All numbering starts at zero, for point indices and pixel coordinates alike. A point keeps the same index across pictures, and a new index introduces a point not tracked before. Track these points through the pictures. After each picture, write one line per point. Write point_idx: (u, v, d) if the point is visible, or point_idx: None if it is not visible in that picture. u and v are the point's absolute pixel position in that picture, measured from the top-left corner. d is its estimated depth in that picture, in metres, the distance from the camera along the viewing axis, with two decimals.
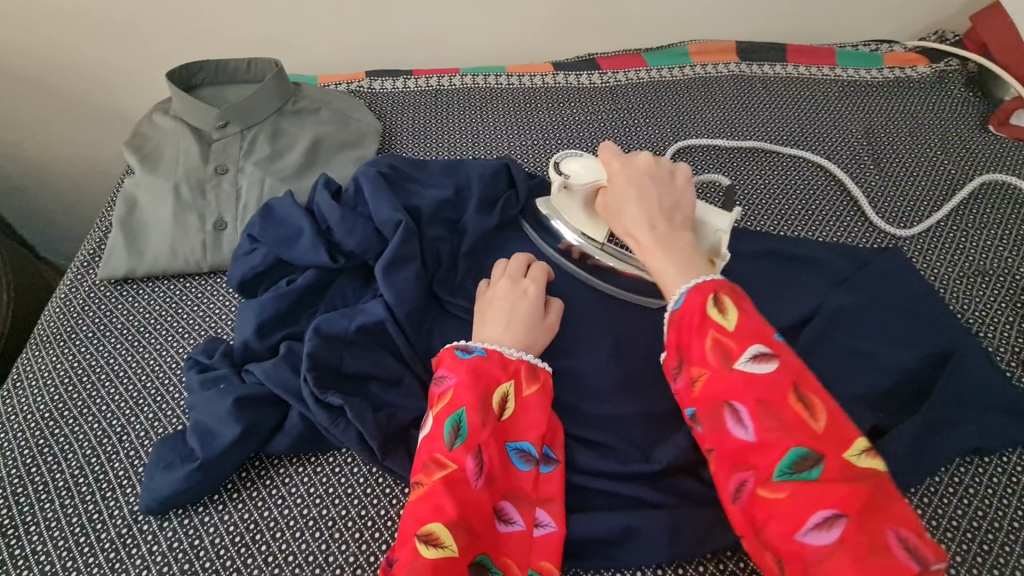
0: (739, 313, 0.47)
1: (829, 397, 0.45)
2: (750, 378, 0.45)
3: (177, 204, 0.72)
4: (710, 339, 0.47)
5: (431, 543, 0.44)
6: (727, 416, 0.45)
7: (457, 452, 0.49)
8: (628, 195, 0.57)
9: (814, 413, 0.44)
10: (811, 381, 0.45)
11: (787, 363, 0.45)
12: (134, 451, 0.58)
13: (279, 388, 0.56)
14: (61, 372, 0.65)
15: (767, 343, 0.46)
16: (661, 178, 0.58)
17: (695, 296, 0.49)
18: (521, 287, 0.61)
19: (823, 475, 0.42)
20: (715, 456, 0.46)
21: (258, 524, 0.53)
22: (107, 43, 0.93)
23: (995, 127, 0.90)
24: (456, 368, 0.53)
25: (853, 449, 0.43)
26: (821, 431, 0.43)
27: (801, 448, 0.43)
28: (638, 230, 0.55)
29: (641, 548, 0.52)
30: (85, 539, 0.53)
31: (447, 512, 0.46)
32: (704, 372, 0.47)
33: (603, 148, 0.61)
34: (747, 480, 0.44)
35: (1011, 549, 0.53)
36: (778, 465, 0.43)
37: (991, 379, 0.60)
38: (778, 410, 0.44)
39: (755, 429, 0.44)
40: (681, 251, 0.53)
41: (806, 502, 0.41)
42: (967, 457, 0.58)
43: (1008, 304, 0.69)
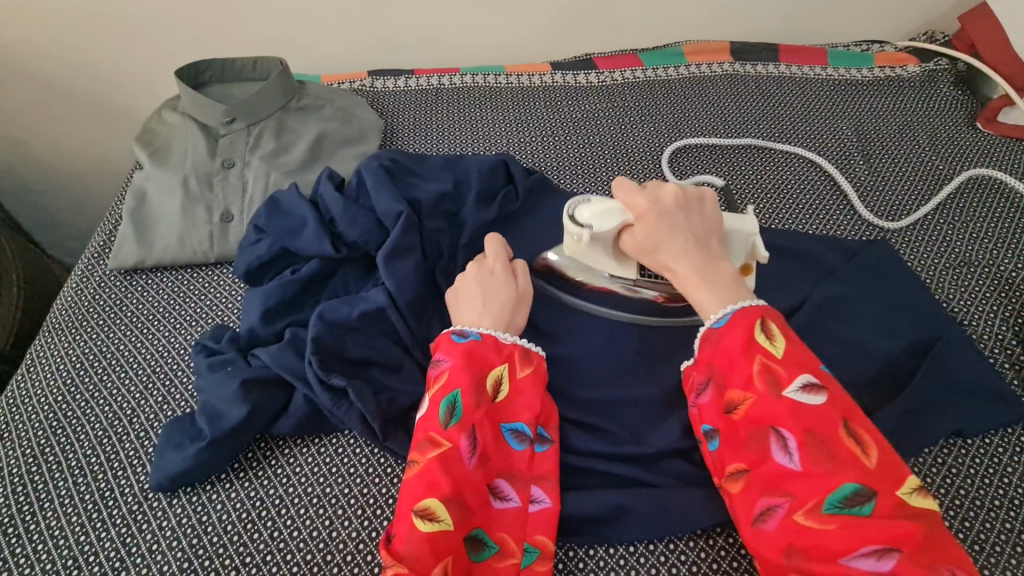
0: (787, 344, 0.50)
1: (878, 433, 0.47)
2: (799, 409, 0.47)
3: (185, 197, 0.74)
4: (759, 365, 0.49)
5: (426, 518, 0.47)
6: (773, 441, 0.47)
7: (450, 431, 0.51)
8: (662, 230, 0.57)
9: (865, 448, 0.46)
10: (861, 417, 0.48)
11: (835, 397, 0.48)
12: (144, 433, 0.60)
13: (283, 370, 0.58)
14: (73, 358, 0.67)
15: (816, 376, 0.49)
16: (691, 209, 0.59)
17: (741, 321, 0.52)
18: (487, 267, 0.63)
19: (875, 511, 0.44)
20: (751, 477, 0.48)
21: (264, 502, 0.55)
22: (115, 42, 0.96)
23: (982, 125, 0.92)
24: (452, 352, 0.55)
25: (905, 487, 0.45)
26: (873, 467, 0.45)
27: (854, 483, 0.45)
28: (676, 263, 0.57)
29: (633, 525, 0.54)
30: (97, 515, 0.55)
31: (442, 488, 0.48)
32: (750, 398, 0.49)
33: (620, 187, 0.61)
34: (782, 504, 0.46)
35: (991, 526, 0.55)
36: (830, 497, 0.45)
37: (973, 364, 0.63)
38: (828, 442, 0.46)
39: (803, 459, 0.46)
40: (721, 279, 0.55)
41: (855, 533, 0.43)
42: (950, 440, 0.60)
43: (992, 293, 0.71)
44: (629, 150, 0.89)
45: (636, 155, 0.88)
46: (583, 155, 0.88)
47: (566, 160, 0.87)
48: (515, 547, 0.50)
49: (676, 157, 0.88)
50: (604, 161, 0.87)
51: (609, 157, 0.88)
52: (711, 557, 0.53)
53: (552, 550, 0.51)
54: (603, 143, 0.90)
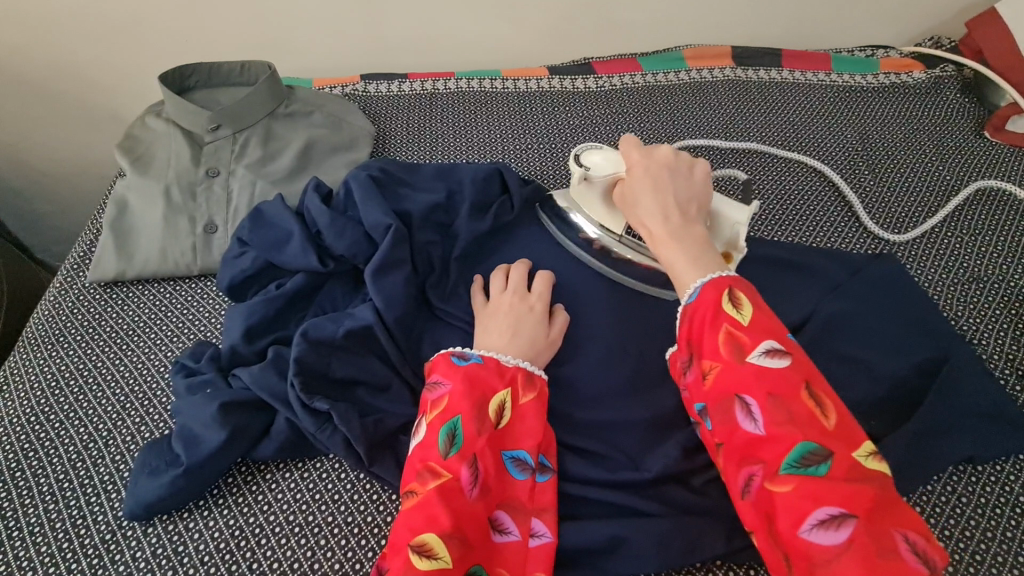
0: (753, 310, 0.48)
1: (839, 397, 0.45)
2: (762, 373, 0.45)
3: (168, 206, 0.72)
4: (724, 333, 0.47)
5: (424, 554, 0.44)
6: (738, 409, 0.45)
7: (451, 461, 0.48)
8: (644, 186, 0.57)
9: (824, 409, 0.44)
10: (821, 381, 0.46)
11: (799, 361, 0.46)
12: (120, 456, 0.58)
13: (266, 393, 0.56)
14: (48, 375, 0.64)
15: (781, 342, 0.47)
16: (678, 171, 0.59)
17: (709, 291, 0.50)
18: (527, 302, 0.60)
19: (830, 472, 0.41)
20: (726, 450, 0.46)
21: (244, 531, 0.53)
22: (101, 45, 0.93)
23: (991, 133, 0.90)
24: (451, 375, 0.52)
25: (861, 449, 0.43)
26: (831, 429, 0.43)
27: (810, 442, 0.42)
28: (650, 221, 0.56)
29: (630, 558, 0.51)
30: (68, 545, 0.53)
31: (442, 522, 0.45)
32: (716, 366, 0.47)
33: (624, 139, 0.62)
34: (755, 474, 0.44)
35: (1003, 558, 0.53)
36: (787, 458, 0.43)
37: (984, 385, 0.60)
38: (789, 404, 0.44)
39: (766, 423, 0.44)
40: (693, 242, 0.54)
41: (812, 496, 0.41)
42: (960, 466, 0.58)
43: (1002, 310, 0.69)
44: None
45: None
46: None
47: (563, 168, 0.85)
48: None
49: None
50: None
51: None
52: None
53: None
54: None
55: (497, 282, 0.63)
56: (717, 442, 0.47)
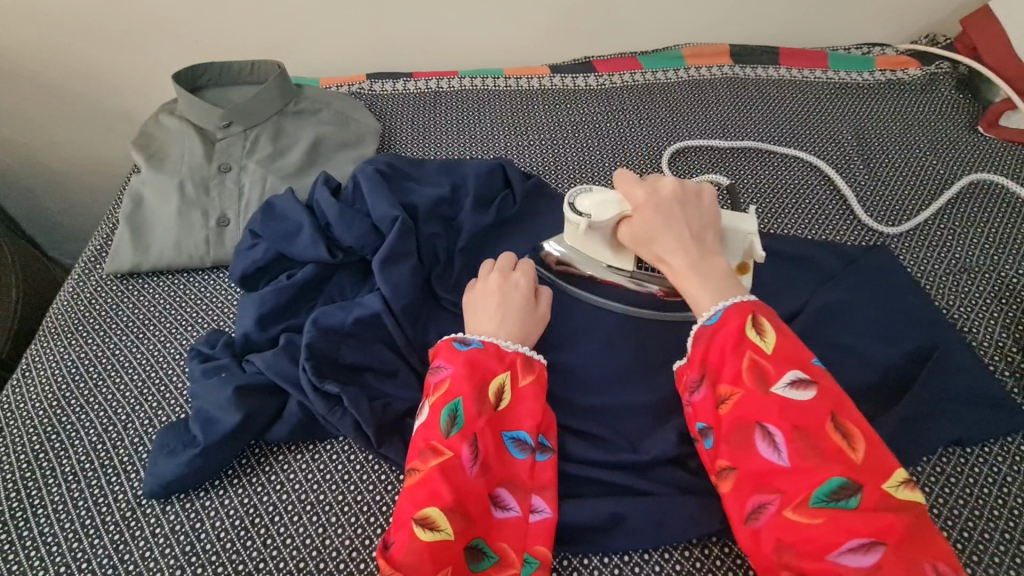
0: (777, 338, 0.50)
1: (865, 427, 0.47)
2: (786, 404, 0.47)
3: (182, 200, 0.74)
4: (748, 361, 0.49)
5: (426, 526, 0.46)
6: (760, 437, 0.47)
7: (452, 440, 0.50)
8: (657, 223, 0.57)
9: (852, 441, 0.46)
10: (849, 410, 0.47)
11: (825, 391, 0.48)
12: (139, 438, 0.60)
13: (277, 376, 0.58)
14: (68, 362, 0.67)
15: (805, 371, 0.48)
16: (686, 202, 0.58)
17: (735, 315, 0.52)
18: (512, 281, 0.62)
19: (860, 504, 0.44)
20: (737, 475, 0.48)
21: (258, 509, 0.55)
22: (114, 46, 0.96)
23: (984, 128, 0.92)
24: (453, 359, 0.54)
25: (890, 480, 0.45)
26: (859, 461, 0.45)
27: (840, 476, 0.45)
28: (672, 256, 0.57)
29: (628, 535, 0.53)
30: (90, 522, 0.55)
31: (443, 497, 0.48)
32: (738, 394, 0.49)
33: (620, 179, 0.60)
34: (771, 502, 0.46)
35: (990, 536, 0.55)
36: (816, 491, 0.45)
37: (973, 370, 0.62)
38: (813, 436, 0.46)
39: (791, 454, 0.46)
40: (715, 276, 0.55)
41: (842, 527, 0.43)
42: (950, 448, 0.60)
43: (993, 299, 0.71)
44: (627, 154, 0.89)
45: (634, 159, 0.88)
46: (582, 159, 0.87)
47: (564, 163, 0.87)
48: (515, 558, 0.49)
49: (674, 162, 0.87)
50: (602, 164, 0.87)
51: (607, 160, 0.88)
52: (707, 566, 0.53)
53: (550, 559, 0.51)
54: (602, 147, 0.89)
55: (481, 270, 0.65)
56: (729, 466, 0.49)
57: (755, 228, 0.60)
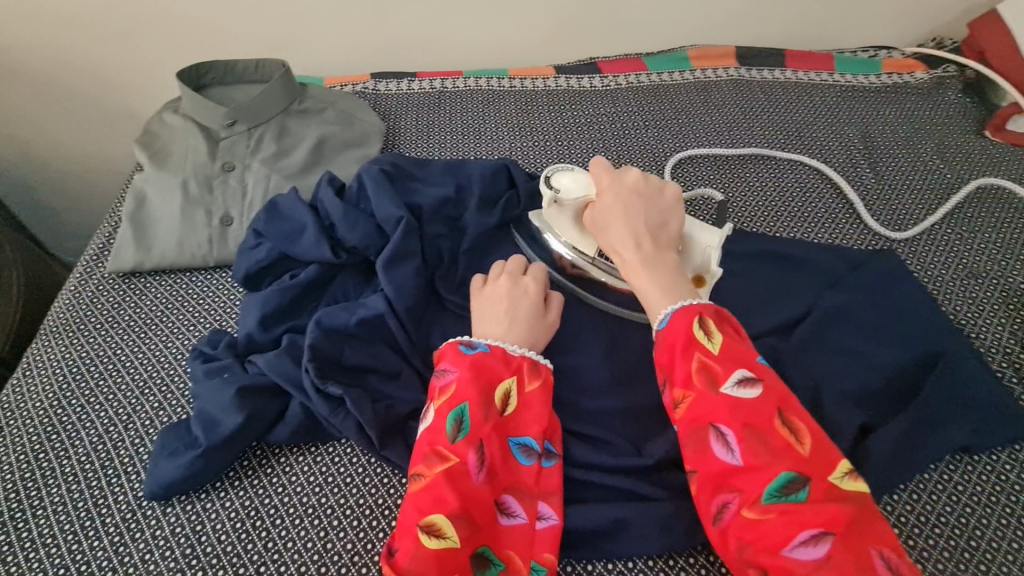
0: (723, 338, 0.50)
1: (811, 421, 0.48)
2: (735, 403, 0.47)
3: (185, 199, 0.74)
4: (697, 363, 0.49)
5: (433, 534, 0.46)
6: (714, 438, 0.47)
7: (459, 446, 0.50)
8: (615, 214, 0.58)
9: (799, 436, 0.46)
10: (793, 406, 0.48)
11: (770, 388, 0.48)
12: (140, 439, 0.60)
13: (281, 378, 0.58)
14: (69, 362, 0.66)
15: (751, 369, 0.49)
16: (650, 196, 0.60)
17: (680, 319, 0.51)
18: (521, 286, 0.62)
19: (809, 496, 0.44)
20: (699, 478, 0.48)
21: (259, 511, 0.55)
22: (117, 44, 0.96)
23: (991, 133, 0.91)
24: (459, 363, 0.54)
25: (836, 471, 0.45)
26: (806, 454, 0.46)
27: (788, 471, 0.45)
28: (625, 250, 0.57)
29: (632, 541, 0.53)
30: (91, 523, 0.55)
31: (449, 504, 0.47)
32: (690, 396, 0.49)
33: (594, 163, 0.62)
34: (731, 501, 0.46)
35: (998, 545, 0.54)
36: (767, 487, 0.45)
37: (980, 377, 0.62)
38: (763, 433, 0.46)
39: (743, 452, 0.46)
40: (665, 271, 0.56)
41: (794, 521, 0.43)
42: (957, 456, 0.59)
43: (1000, 306, 0.70)
44: (633, 156, 0.88)
45: (639, 160, 0.88)
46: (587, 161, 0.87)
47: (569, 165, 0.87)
48: (521, 565, 0.49)
49: (679, 163, 0.87)
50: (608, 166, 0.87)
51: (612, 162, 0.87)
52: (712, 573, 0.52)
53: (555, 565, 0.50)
54: (607, 149, 0.89)
55: (492, 272, 0.65)
56: (690, 470, 0.49)
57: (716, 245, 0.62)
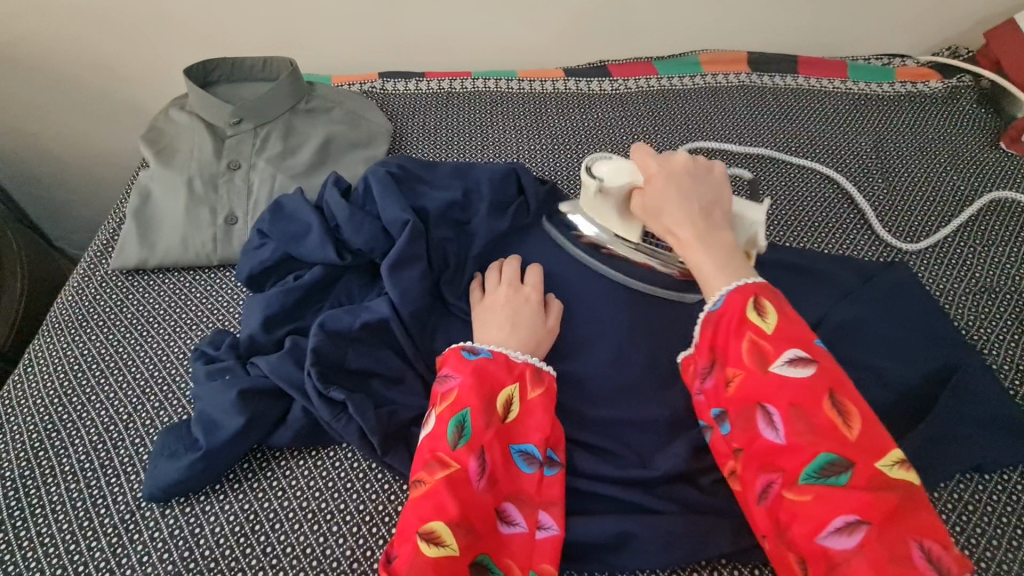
0: (779, 319, 0.48)
1: (866, 407, 0.46)
2: (785, 383, 0.46)
3: (190, 197, 0.73)
4: (748, 342, 0.49)
5: (433, 542, 0.45)
6: (759, 417, 0.47)
7: (460, 453, 0.49)
8: (668, 194, 0.56)
9: (848, 420, 0.45)
10: (849, 390, 0.46)
11: (824, 370, 0.47)
12: (140, 439, 0.59)
13: (283, 381, 0.57)
14: (71, 358, 0.66)
15: (806, 350, 0.47)
16: (698, 176, 0.57)
17: (735, 298, 0.50)
18: (522, 294, 0.61)
19: (851, 481, 0.43)
20: (743, 456, 0.48)
21: (259, 515, 0.54)
22: (125, 38, 0.95)
23: (1006, 145, 0.90)
24: (461, 368, 0.53)
25: (886, 459, 0.44)
26: (854, 439, 0.44)
27: (832, 454, 0.44)
28: (678, 231, 0.55)
29: (636, 554, 0.52)
30: (89, 523, 0.54)
31: (449, 512, 0.46)
32: (739, 375, 0.48)
33: (636, 149, 0.60)
34: (772, 481, 0.46)
35: (1007, 566, 0.53)
36: (808, 468, 0.44)
37: (992, 395, 0.61)
38: (811, 415, 0.45)
39: (788, 433, 0.45)
40: (722, 250, 0.54)
41: (833, 504, 0.43)
42: (967, 474, 0.58)
43: (1014, 321, 0.69)
44: None
45: None
46: None
47: (577, 169, 0.86)
48: None
49: None
50: None
51: None
52: None
53: None
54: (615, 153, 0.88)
55: (489, 280, 0.64)
56: (735, 447, 0.49)
57: (764, 219, 0.59)
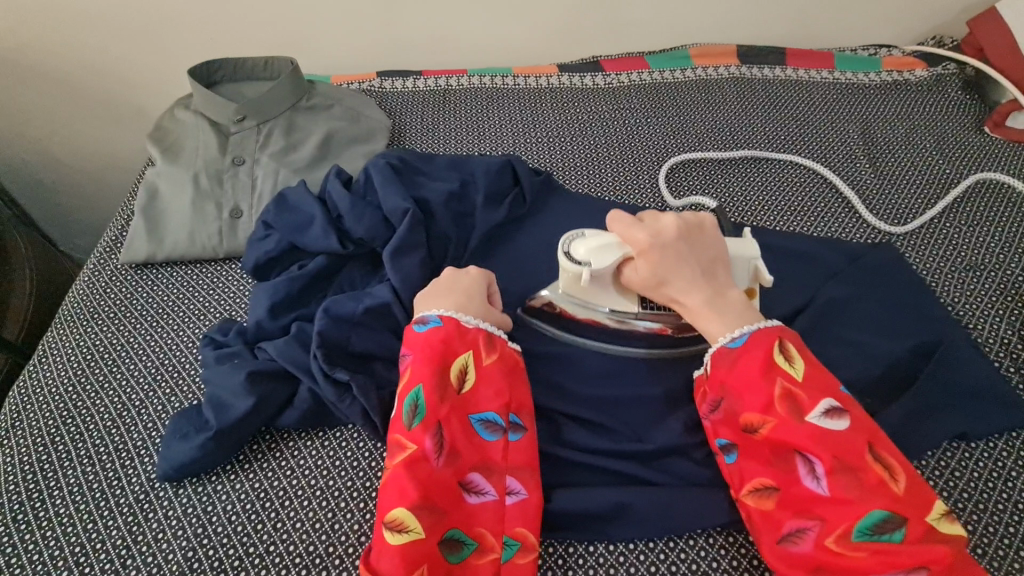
0: (805, 365, 0.51)
1: (902, 457, 0.48)
2: (824, 434, 0.48)
3: (196, 193, 0.76)
4: (781, 388, 0.50)
5: (396, 529, 0.47)
6: (800, 465, 0.48)
7: (415, 432, 0.51)
8: (667, 262, 0.57)
9: (892, 473, 0.47)
10: (884, 441, 0.49)
11: (857, 421, 0.49)
12: (153, 423, 0.61)
13: (289, 363, 0.59)
14: (84, 349, 0.68)
15: (838, 400, 0.50)
16: (690, 238, 0.58)
17: (761, 342, 0.53)
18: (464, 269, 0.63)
19: (906, 537, 0.45)
20: (777, 500, 0.49)
21: (269, 493, 0.56)
22: (130, 43, 0.98)
23: (990, 129, 0.92)
24: (415, 346, 0.55)
25: (933, 512, 0.46)
26: (901, 493, 0.46)
27: (884, 510, 0.45)
28: (685, 298, 0.57)
29: (633, 522, 0.54)
30: (105, 503, 0.56)
31: (410, 495, 0.48)
32: (770, 422, 0.50)
33: (615, 221, 0.59)
34: (811, 528, 0.47)
35: (994, 529, 0.55)
36: (861, 524, 0.46)
37: (976, 366, 0.63)
38: (854, 468, 0.47)
39: (831, 485, 0.47)
40: (732, 310, 0.56)
41: (886, 560, 0.44)
42: (954, 442, 0.60)
43: (997, 297, 0.71)
44: (634, 151, 0.89)
45: (640, 156, 0.89)
46: (588, 157, 0.88)
47: (571, 161, 0.88)
48: (493, 541, 0.50)
49: (681, 159, 0.88)
50: (609, 161, 0.88)
51: (612, 158, 0.88)
52: (712, 555, 0.53)
53: (532, 541, 0.51)
54: (609, 145, 0.90)
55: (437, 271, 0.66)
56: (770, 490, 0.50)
57: (757, 252, 0.60)
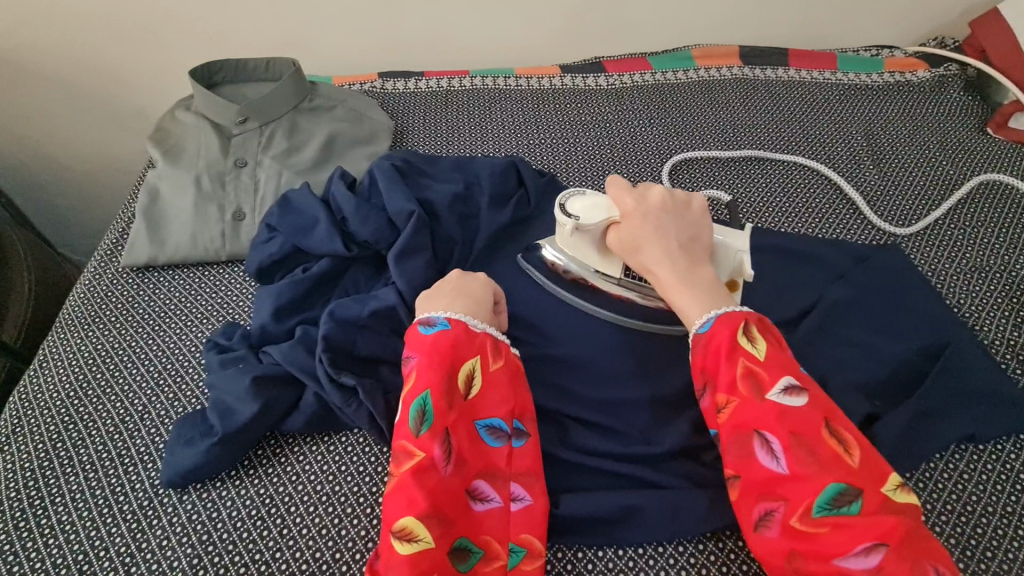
0: (767, 345, 0.50)
1: (859, 432, 0.48)
2: (782, 410, 0.47)
3: (198, 195, 0.75)
4: (742, 368, 0.50)
5: (405, 540, 0.45)
6: (758, 445, 0.47)
7: (423, 440, 0.49)
8: (646, 232, 0.57)
9: (847, 447, 0.46)
10: (840, 417, 0.48)
11: (816, 398, 0.48)
12: (156, 429, 0.61)
13: (294, 368, 0.59)
14: (85, 354, 0.67)
15: (797, 378, 0.49)
16: (676, 210, 0.59)
17: (723, 326, 0.52)
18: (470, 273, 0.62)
19: (863, 509, 0.44)
20: (743, 484, 0.48)
21: (274, 499, 0.56)
22: (129, 44, 0.97)
23: (992, 130, 0.92)
24: (420, 348, 0.54)
25: (888, 484, 0.45)
26: (856, 466, 0.45)
27: (840, 483, 0.45)
28: (658, 267, 0.57)
29: (642, 527, 0.54)
30: (108, 510, 0.56)
31: (419, 505, 0.47)
32: (734, 402, 0.49)
33: (612, 186, 0.61)
34: (777, 510, 0.46)
35: (1003, 532, 0.55)
36: (819, 499, 0.45)
37: (983, 368, 0.62)
38: (811, 443, 0.46)
39: (789, 462, 0.46)
40: (702, 285, 0.56)
41: (847, 535, 0.43)
42: (962, 444, 0.60)
43: (1002, 298, 0.71)
44: (637, 153, 0.89)
45: (644, 157, 0.88)
46: (592, 158, 0.88)
47: (575, 162, 0.88)
48: (499, 549, 0.49)
49: (684, 160, 0.88)
50: (612, 162, 0.88)
51: (616, 159, 0.88)
52: (722, 559, 0.53)
53: (538, 548, 0.51)
54: (613, 146, 0.90)
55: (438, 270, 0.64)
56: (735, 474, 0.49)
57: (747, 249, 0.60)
